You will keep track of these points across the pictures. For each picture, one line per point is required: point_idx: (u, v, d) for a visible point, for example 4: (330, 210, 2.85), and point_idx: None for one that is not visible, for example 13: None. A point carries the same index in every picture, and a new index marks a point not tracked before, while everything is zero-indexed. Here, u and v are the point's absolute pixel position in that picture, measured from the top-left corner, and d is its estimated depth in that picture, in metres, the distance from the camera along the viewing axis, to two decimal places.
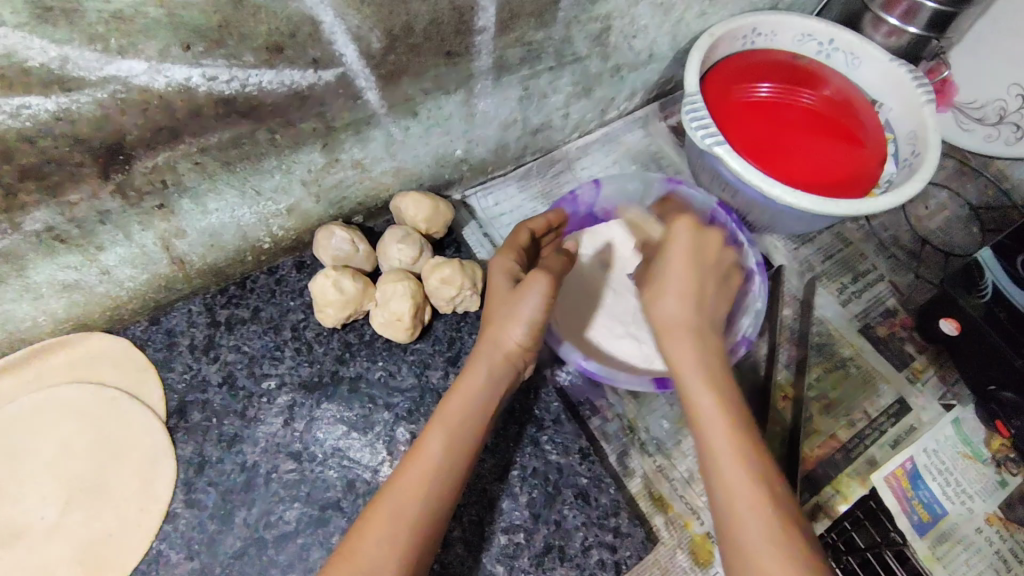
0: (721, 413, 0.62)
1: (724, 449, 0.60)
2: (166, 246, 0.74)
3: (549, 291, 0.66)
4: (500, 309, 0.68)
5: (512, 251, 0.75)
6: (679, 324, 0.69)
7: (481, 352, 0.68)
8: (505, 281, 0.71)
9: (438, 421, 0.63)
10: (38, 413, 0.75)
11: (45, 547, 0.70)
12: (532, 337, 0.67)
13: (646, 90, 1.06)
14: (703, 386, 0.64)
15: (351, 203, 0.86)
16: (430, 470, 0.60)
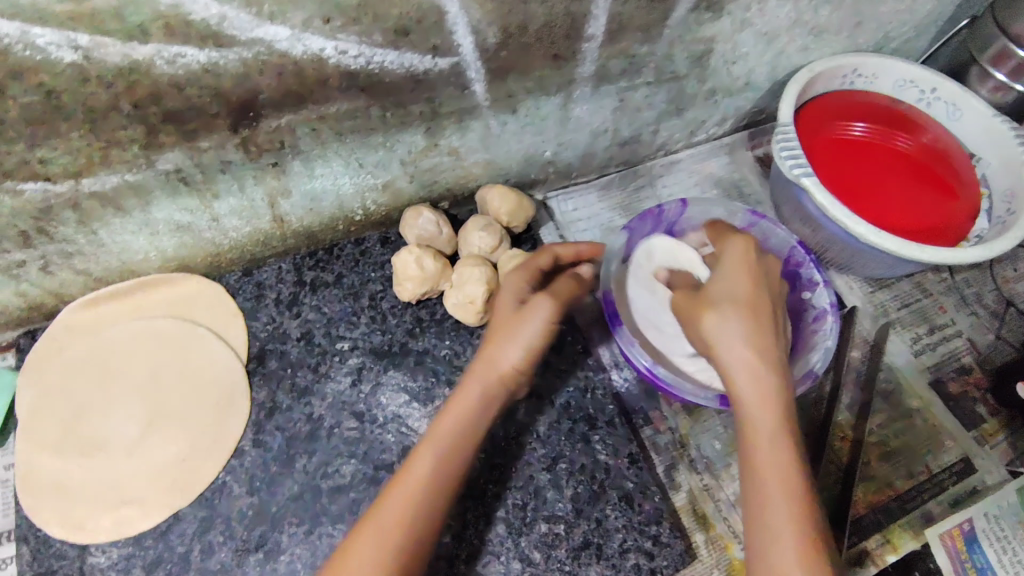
0: (775, 458, 0.60)
1: (773, 488, 0.58)
2: (272, 204, 0.80)
3: (552, 314, 0.67)
4: (502, 325, 0.68)
5: (528, 270, 0.75)
6: (741, 345, 0.64)
7: (473, 369, 0.67)
8: (511, 299, 0.71)
9: (428, 443, 0.63)
10: (134, 338, 0.81)
11: (123, 460, 0.74)
12: (527, 363, 0.67)
13: (737, 118, 1.08)
14: (763, 417, 0.62)
15: (440, 188, 0.91)
16: (416, 494, 0.60)
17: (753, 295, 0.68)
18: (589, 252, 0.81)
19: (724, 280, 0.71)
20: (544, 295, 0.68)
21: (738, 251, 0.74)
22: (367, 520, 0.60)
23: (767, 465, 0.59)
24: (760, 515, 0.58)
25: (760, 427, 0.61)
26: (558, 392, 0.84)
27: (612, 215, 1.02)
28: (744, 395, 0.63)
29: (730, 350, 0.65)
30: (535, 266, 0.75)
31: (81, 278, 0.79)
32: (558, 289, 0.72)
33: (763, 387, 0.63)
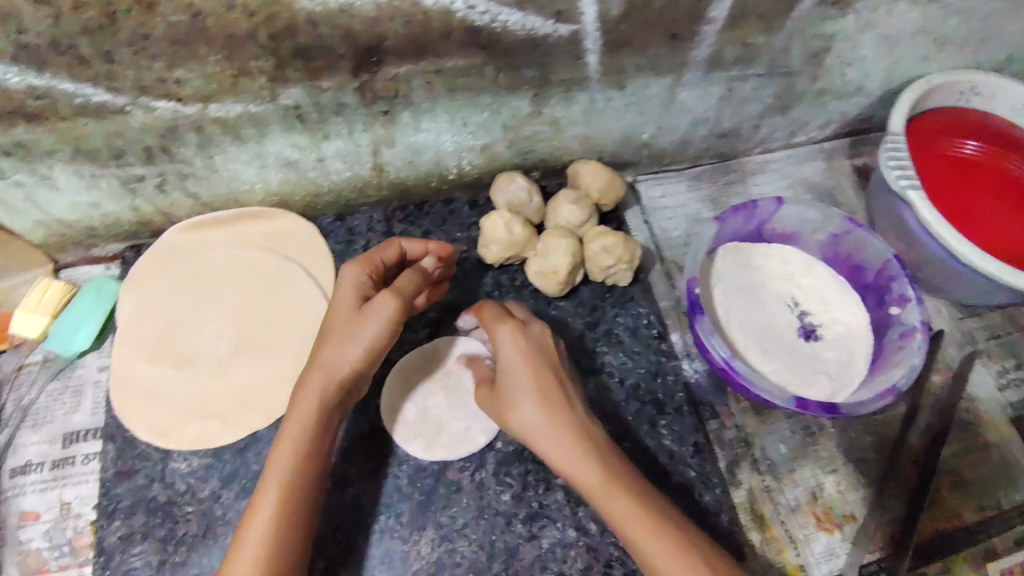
0: (636, 519, 0.60)
1: (644, 532, 0.59)
2: (375, 152, 0.82)
3: (394, 312, 0.65)
4: (338, 327, 0.66)
5: (369, 262, 0.71)
6: (529, 399, 0.65)
7: (310, 379, 0.64)
8: (351, 296, 0.68)
9: (268, 476, 0.61)
10: (231, 265, 0.85)
11: (211, 377, 0.77)
12: (367, 363, 0.65)
13: (841, 123, 1.05)
14: (597, 483, 0.62)
15: (535, 158, 0.91)
16: (265, 535, 0.59)
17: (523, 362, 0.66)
18: (438, 250, 0.76)
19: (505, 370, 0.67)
20: (386, 292, 0.66)
21: (509, 345, 0.67)
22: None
23: (635, 527, 0.59)
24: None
25: (609, 497, 0.61)
26: (630, 371, 0.84)
27: (699, 206, 1.01)
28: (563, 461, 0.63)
29: (525, 428, 0.65)
30: (378, 258, 0.71)
31: (190, 201, 0.83)
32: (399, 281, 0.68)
33: (566, 432, 0.64)
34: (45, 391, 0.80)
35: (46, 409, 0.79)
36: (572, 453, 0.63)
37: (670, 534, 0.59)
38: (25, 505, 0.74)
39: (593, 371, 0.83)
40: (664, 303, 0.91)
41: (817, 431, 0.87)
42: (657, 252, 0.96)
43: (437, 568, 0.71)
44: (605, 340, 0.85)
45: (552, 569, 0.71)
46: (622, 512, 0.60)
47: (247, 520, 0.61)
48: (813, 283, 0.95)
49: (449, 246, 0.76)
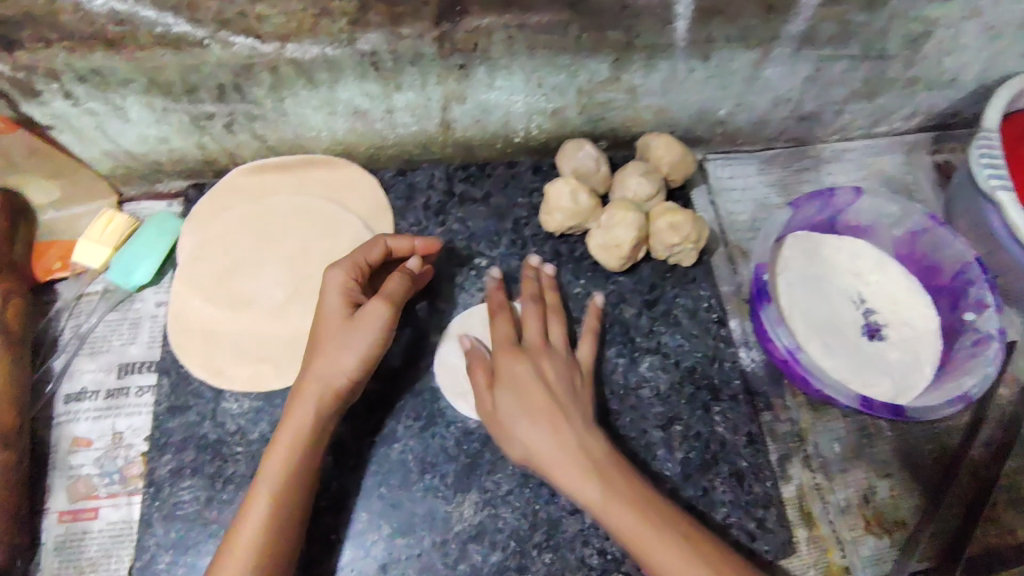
0: (595, 485, 0.61)
1: (613, 506, 0.60)
2: (445, 107, 0.80)
3: (388, 321, 0.64)
4: (331, 337, 0.64)
5: (355, 264, 0.68)
6: (533, 388, 0.66)
7: (306, 388, 0.63)
8: (339, 302, 0.66)
9: (261, 483, 0.61)
10: (291, 211, 0.84)
11: (266, 321, 0.77)
12: (361, 373, 0.65)
13: (927, 115, 0.99)
14: (553, 456, 0.63)
15: (605, 126, 0.88)
16: (257, 540, 0.59)
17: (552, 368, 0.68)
18: (424, 248, 0.73)
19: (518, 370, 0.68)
20: (379, 301, 0.64)
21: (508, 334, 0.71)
22: None
23: (594, 492, 0.61)
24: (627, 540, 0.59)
25: (563, 469, 0.62)
26: (686, 354, 0.81)
27: (768, 191, 0.97)
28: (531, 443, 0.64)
29: (527, 430, 0.65)
30: (365, 259, 0.68)
31: (255, 143, 0.82)
32: (388, 284, 0.66)
33: (524, 409, 0.65)
34: (104, 321, 0.80)
35: (104, 338, 0.79)
36: (551, 448, 0.63)
37: (666, 529, 0.59)
38: (78, 431, 0.75)
39: (648, 349, 0.81)
40: (725, 288, 0.89)
41: (874, 432, 0.83)
42: (722, 235, 0.93)
43: (479, 532, 0.70)
44: (663, 320, 0.83)
45: (594, 545, 0.70)
46: (579, 481, 0.62)
47: (236, 527, 0.60)
48: (882, 281, 0.91)
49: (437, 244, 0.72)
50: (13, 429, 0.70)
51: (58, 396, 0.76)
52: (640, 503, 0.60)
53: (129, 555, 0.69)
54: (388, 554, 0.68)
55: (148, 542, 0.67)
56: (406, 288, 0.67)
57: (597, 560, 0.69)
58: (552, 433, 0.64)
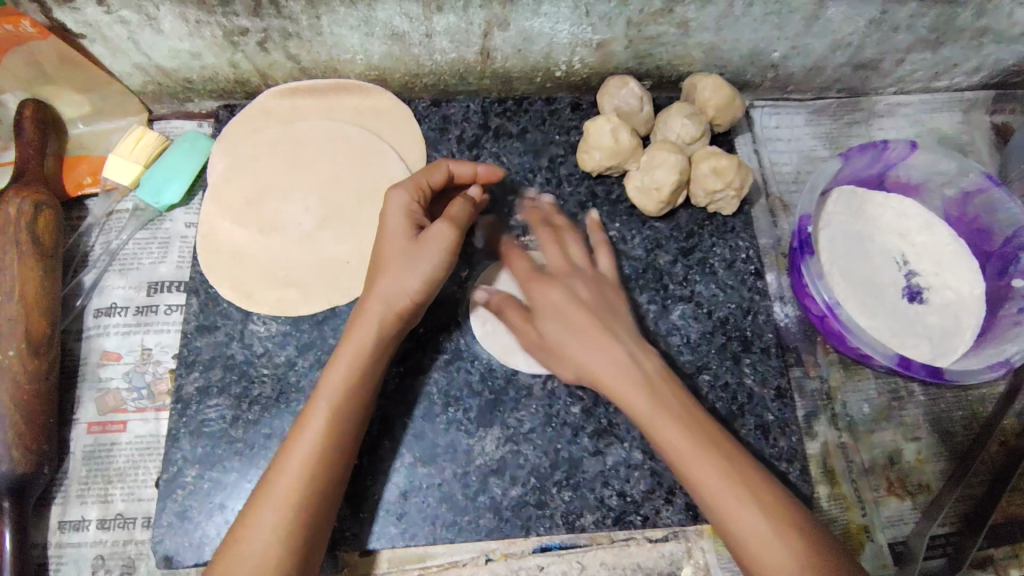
0: (668, 425, 0.60)
1: (686, 447, 0.59)
2: (486, 33, 0.77)
3: (453, 244, 0.66)
4: (395, 257, 0.66)
5: (419, 188, 0.69)
6: (556, 305, 0.67)
7: (370, 308, 0.64)
8: (402, 224, 0.67)
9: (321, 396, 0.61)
10: (324, 138, 0.82)
11: (295, 246, 0.76)
12: (424, 293, 0.66)
13: (993, 71, 0.93)
14: (624, 390, 0.63)
15: (651, 64, 0.84)
16: (313, 451, 0.59)
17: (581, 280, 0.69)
18: (486, 175, 0.73)
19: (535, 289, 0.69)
20: (445, 223, 0.66)
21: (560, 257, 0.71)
22: (263, 493, 0.58)
23: (663, 436, 0.60)
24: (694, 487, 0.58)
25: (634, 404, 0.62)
26: (719, 305, 0.79)
27: (815, 143, 0.93)
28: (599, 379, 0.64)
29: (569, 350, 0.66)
30: (428, 182, 0.69)
31: (289, 64, 0.80)
32: (453, 207, 0.67)
33: (585, 335, 0.65)
34: (134, 240, 0.80)
35: (134, 256, 0.79)
36: (614, 376, 0.63)
37: (723, 472, 0.57)
38: (107, 345, 0.75)
39: (680, 298, 0.79)
40: (764, 240, 0.87)
41: (906, 395, 0.81)
42: (764, 186, 0.90)
43: (500, 466, 0.70)
44: (698, 269, 0.81)
45: (614, 487, 0.70)
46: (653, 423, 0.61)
47: (295, 436, 0.61)
48: (929, 243, 0.87)
49: (499, 173, 0.73)
50: (43, 339, 0.70)
51: (88, 309, 0.77)
52: (713, 446, 0.59)
53: (156, 467, 0.70)
54: (408, 482, 0.69)
55: (175, 456, 0.68)
56: (469, 214, 0.68)
57: (615, 501, 0.69)
58: (608, 353, 0.64)
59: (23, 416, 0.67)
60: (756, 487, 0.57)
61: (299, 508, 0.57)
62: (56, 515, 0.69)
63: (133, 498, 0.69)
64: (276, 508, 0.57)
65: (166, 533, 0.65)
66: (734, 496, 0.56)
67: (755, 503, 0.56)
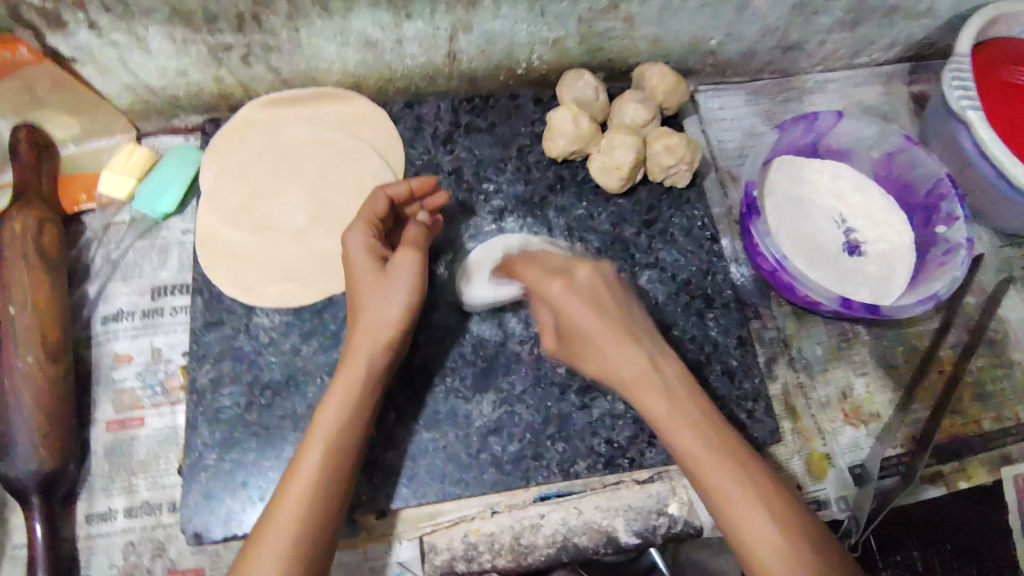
0: (705, 457, 0.63)
1: (721, 483, 0.62)
2: (452, 37, 0.84)
3: (420, 266, 0.71)
4: (369, 290, 0.70)
5: (375, 225, 0.74)
6: (588, 311, 0.68)
7: (359, 342, 0.69)
8: (367, 257, 0.72)
9: (318, 433, 0.65)
10: (307, 143, 0.88)
11: (291, 243, 0.82)
12: (405, 320, 0.70)
13: (906, 46, 1.04)
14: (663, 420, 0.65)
15: (603, 56, 0.93)
16: (311, 479, 0.63)
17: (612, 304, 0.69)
18: (420, 187, 0.77)
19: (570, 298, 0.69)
20: (405, 248, 0.71)
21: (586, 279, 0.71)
22: (266, 523, 0.61)
23: (700, 465, 0.63)
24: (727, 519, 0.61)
25: (677, 436, 0.64)
26: (682, 268, 0.88)
27: (755, 120, 1.03)
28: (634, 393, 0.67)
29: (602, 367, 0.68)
30: (377, 216, 0.74)
31: (270, 76, 0.86)
32: (408, 233, 0.73)
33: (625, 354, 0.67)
34: (133, 248, 0.85)
35: (135, 264, 0.84)
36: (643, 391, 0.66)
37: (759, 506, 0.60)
38: (118, 348, 0.79)
39: (646, 265, 0.87)
40: (717, 210, 0.96)
41: (853, 337, 0.91)
42: (712, 161, 0.99)
43: (498, 426, 0.77)
44: (660, 237, 0.89)
45: (602, 435, 0.78)
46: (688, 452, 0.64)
47: (295, 466, 0.64)
48: (861, 201, 0.97)
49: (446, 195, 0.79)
50: (58, 344, 0.75)
51: (95, 317, 0.81)
52: (746, 482, 0.62)
53: (176, 456, 0.75)
54: (416, 446, 0.75)
55: (195, 442, 0.73)
56: (424, 234, 0.74)
57: (604, 447, 0.77)
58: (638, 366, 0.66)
59: (47, 415, 0.71)
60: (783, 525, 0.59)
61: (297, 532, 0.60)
62: (82, 509, 0.73)
63: (157, 486, 0.74)
64: (277, 537, 0.60)
65: (194, 512, 0.71)
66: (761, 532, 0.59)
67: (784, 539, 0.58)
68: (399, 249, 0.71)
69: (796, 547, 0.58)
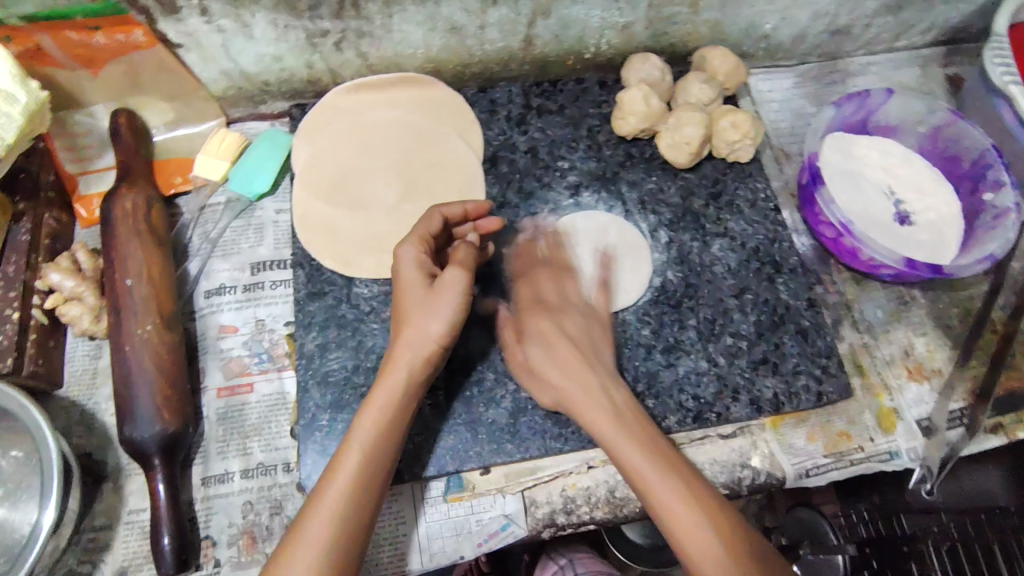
0: (637, 453, 0.69)
1: (644, 469, 0.68)
2: (531, 22, 0.89)
3: (466, 286, 0.71)
4: (415, 307, 0.71)
5: (425, 240, 0.74)
6: (528, 333, 0.78)
7: (399, 356, 0.70)
8: (417, 274, 0.72)
9: (354, 440, 0.66)
10: (390, 124, 0.92)
11: (385, 218, 0.86)
12: (449, 335, 0.71)
13: (942, 30, 1.10)
14: (597, 416, 0.72)
15: (667, 40, 0.98)
16: (346, 489, 0.64)
17: (580, 337, 0.77)
18: (476, 211, 0.79)
19: (534, 336, 0.78)
20: (455, 268, 0.71)
21: (541, 319, 0.78)
22: (295, 533, 0.62)
23: (630, 463, 0.69)
24: (654, 502, 0.67)
25: (610, 434, 0.71)
26: (750, 236, 0.92)
27: (804, 101, 1.08)
28: (574, 405, 0.74)
29: (528, 376, 0.78)
30: (430, 232, 0.75)
31: (358, 61, 0.90)
32: (459, 252, 0.73)
33: (569, 376, 0.74)
34: (231, 227, 0.89)
35: (234, 242, 0.88)
36: (584, 397, 0.73)
37: (681, 490, 0.67)
38: (223, 320, 0.84)
39: (717, 234, 0.92)
40: (775, 184, 1.01)
41: (910, 300, 0.95)
42: (767, 139, 1.04)
43: None
44: (728, 208, 0.94)
45: (689, 391, 0.83)
46: (619, 448, 0.70)
47: (330, 474, 0.65)
48: (912, 172, 1.01)
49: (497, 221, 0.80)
50: (172, 314, 0.78)
51: (198, 292, 0.85)
52: (671, 474, 0.68)
53: (288, 419, 0.80)
54: (515, 404, 0.80)
55: (308, 404, 0.77)
56: (474, 256, 0.74)
57: (692, 403, 0.82)
58: (582, 381, 0.74)
59: (167, 381, 0.74)
60: (704, 509, 0.66)
61: (330, 545, 0.61)
62: (198, 472, 0.77)
63: (270, 448, 0.78)
64: (308, 550, 0.61)
65: (313, 469, 0.75)
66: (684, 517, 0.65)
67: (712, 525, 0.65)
68: (449, 267, 0.71)
69: (722, 538, 0.64)
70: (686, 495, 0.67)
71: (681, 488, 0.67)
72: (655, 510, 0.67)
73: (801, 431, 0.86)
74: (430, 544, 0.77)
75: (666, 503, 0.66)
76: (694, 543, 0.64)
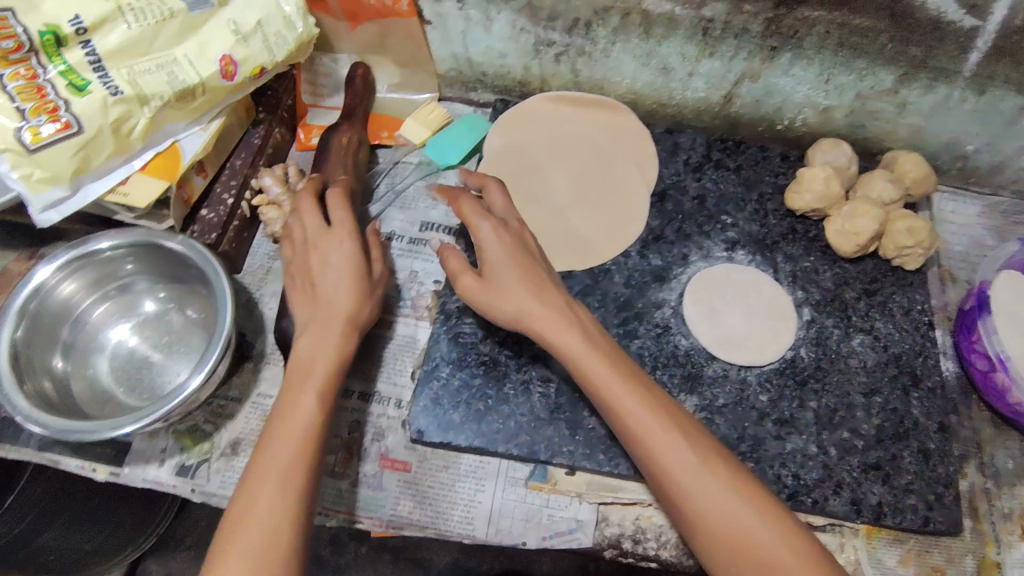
0: (638, 405, 0.65)
1: (650, 425, 0.64)
2: (737, 82, 0.94)
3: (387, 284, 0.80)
4: (352, 289, 0.73)
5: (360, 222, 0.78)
6: (514, 273, 0.72)
7: (337, 330, 0.72)
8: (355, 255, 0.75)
9: (300, 411, 0.67)
10: (575, 138, 0.99)
11: (547, 219, 0.93)
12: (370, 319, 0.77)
13: None
14: (593, 366, 0.68)
15: (862, 133, 0.99)
16: (292, 468, 0.63)
17: (524, 253, 0.74)
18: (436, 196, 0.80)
19: (496, 263, 0.73)
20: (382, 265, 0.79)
21: (495, 240, 0.74)
22: (244, 514, 0.60)
23: (631, 419, 0.65)
24: (659, 463, 0.63)
25: (611, 389, 0.67)
26: (895, 342, 0.90)
27: (986, 231, 1.04)
28: (574, 358, 0.69)
29: (517, 313, 0.71)
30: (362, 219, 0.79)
31: (569, 76, 0.99)
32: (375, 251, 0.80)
33: (549, 304, 0.71)
34: (414, 186, 1.00)
35: (413, 199, 0.99)
36: (567, 333, 0.70)
37: (687, 447, 0.63)
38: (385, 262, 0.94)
39: (862, 329, 0.91)
40: (933, 302, 0.98)
41: None
42: (937, 257, 1.01)
43: None
44: (879, 308, 0.92)
45: (790, 469, 0.82)
46: (618, 401, 0.66)
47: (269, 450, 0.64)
48: None
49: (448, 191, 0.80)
50: None
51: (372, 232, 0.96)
52: (679, 426, 0.65)
53: (412, 362, 0.88)
54: None
55: (435, 354, 0.84)
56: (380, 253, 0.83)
57: (790, 481, 0.81)
58: (576, 332, 0.70)
59: None
60: (719, 464, 0.63)
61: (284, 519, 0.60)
62: None
63: (391, 382, 0.87)
64: (261, 529, 0.59)
65: (421, 413, 0.81)
66: (705, 473, 0.62)
67: (733, 483, 0.62)
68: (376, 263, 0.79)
69: (742, 492, 0.61)
70: (700, 450, 0.63)
71: (688, 437, 0.64)
72: (659, 471, 0.63)
73: (894, 550, 0.83)
74: (499, 520, 0.80)
75: (673, 460, 0.63)
76: (715, 500, 0.61)
